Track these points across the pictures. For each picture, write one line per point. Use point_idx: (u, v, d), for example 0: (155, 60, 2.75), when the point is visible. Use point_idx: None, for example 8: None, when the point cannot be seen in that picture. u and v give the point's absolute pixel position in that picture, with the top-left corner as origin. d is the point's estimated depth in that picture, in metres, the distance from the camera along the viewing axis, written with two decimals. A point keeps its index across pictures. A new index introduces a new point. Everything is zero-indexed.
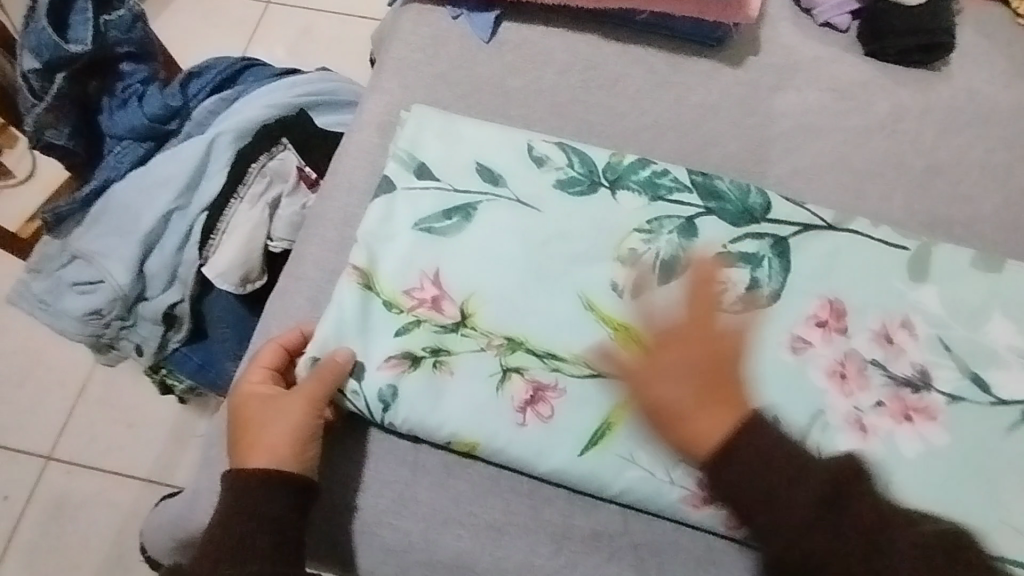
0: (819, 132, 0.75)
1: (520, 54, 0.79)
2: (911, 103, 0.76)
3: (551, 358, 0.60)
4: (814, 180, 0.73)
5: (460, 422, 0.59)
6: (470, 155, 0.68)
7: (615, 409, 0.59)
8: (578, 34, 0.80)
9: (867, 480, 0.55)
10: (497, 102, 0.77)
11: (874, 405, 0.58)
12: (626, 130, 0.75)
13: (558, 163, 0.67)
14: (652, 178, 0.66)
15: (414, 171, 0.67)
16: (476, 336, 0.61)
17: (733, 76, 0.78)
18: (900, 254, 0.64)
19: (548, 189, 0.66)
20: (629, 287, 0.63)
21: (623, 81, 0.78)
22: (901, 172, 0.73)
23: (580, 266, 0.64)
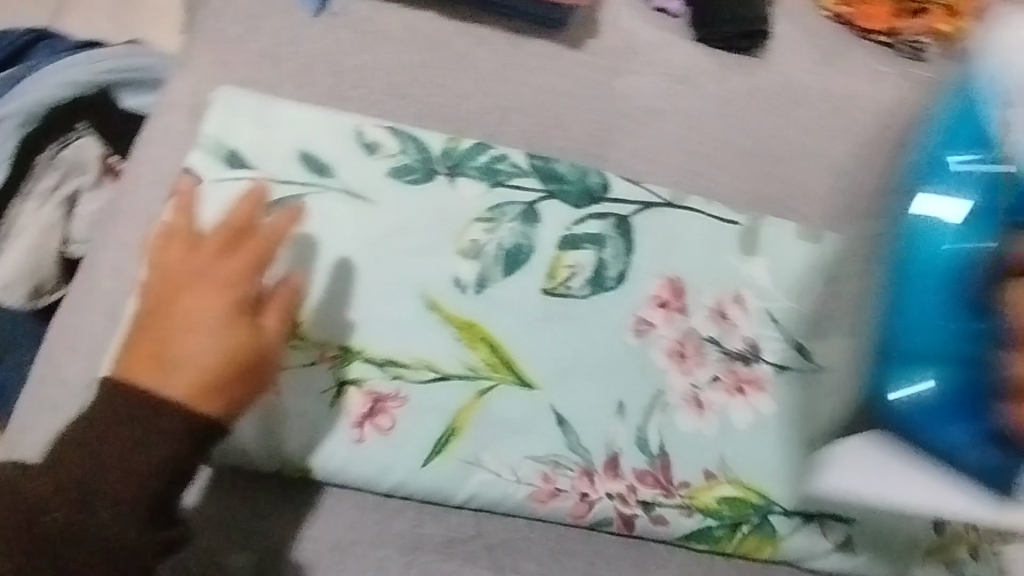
0: (657, 114, 0.77)
1: (355, 30, 0.73)
2: (736, 87, 0.80)
3: (391, 366, 0.58)
4: (654, 162, 0.74)
5: (297, 444, 0.56)
6: (293, 142, 0.62)
7: (461, 413, 0.57)
8: (416, 10, 0.76)
9: (701, 456, 0.58)
10: (331, 81, 0.71)
11: (710, 381, 0.60)
12: (469, 115, 0.73)
13: (391, 150, 0.63)
14: (491, 164, 0.64)
15: (225, 163, 0.60)
16: (307, 349, 0.57)
17: (575, 59, 0.78)
18: (733, 229, 0.67)
19: (381, 177, 0.62)
20: (473, 281, 0.60)
21: (466, 60, 0.75)
22: (729, 152, 0.77)
23: (421, 260, 0.60)
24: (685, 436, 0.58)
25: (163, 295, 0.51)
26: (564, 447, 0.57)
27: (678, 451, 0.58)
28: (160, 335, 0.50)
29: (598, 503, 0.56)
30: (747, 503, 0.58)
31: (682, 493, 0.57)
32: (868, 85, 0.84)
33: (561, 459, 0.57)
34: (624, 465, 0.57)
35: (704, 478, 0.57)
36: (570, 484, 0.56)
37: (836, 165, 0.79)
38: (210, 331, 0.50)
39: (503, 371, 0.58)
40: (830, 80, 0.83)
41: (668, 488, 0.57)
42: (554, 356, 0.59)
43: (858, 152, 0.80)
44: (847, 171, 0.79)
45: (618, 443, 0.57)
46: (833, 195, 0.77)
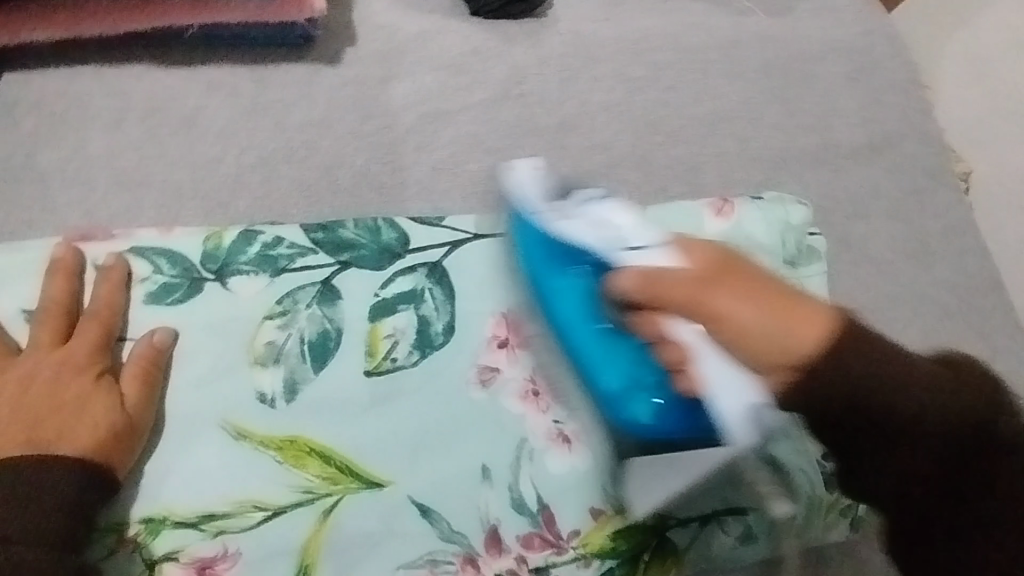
0: (448, 116, 0.68)
1: (49, 113, 0.60)
2: (527, 60, 0.72)
3: (210, 520, 0.48)
4: (459, 173, 0.66)
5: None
6: (13, 306, 0.52)
7: (309, 545, 0.48)
8: (126, 67, 0.63)
9: (582, 495, 0.53)
10: (40, 183, 0.58)
11: (572, 410, 0.55)
12: (228, 179, 0.61)
13: (140, 274, 0.53)
14: (265, 252, 0.55)
15: None
16: (99, 538, 0.47)
17: (336, 75, 0.67)
18: None
19: (137, 308, 0.52)
20: (282, 391, 0.52)
21: (206, 112, 0.63)
22: (538, 136, 0.70)
23: (209, 386, 0.51)
24: (559, 480, 0.53)
25: (28, 378, 0.47)
26: (436, 540, 0.50)
27: (557, 497, 0.53)
28: (38, 413, 0.46)
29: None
30: (643, 529, 0.53)
31: (574, 545, 0.52)
32: (663, 19, 0.78)
33: (437, 554, 0.50)
34: (506, 537, 0.51)
35: (591, 519, 0.52)
36: None
37: (652, 117, 0.73)
38: (98, 390, 0.48)
39: (344, 478, 0.51)
40: (623, 25, 0.76)
41: (558, 543, 0.52)
42: (396, 440, 0.52)
43: (669, 96, 0.74)
44: (664, 120, 0.73)
45: (493, 514, 0.51)
46: (656, 152, 0.72)
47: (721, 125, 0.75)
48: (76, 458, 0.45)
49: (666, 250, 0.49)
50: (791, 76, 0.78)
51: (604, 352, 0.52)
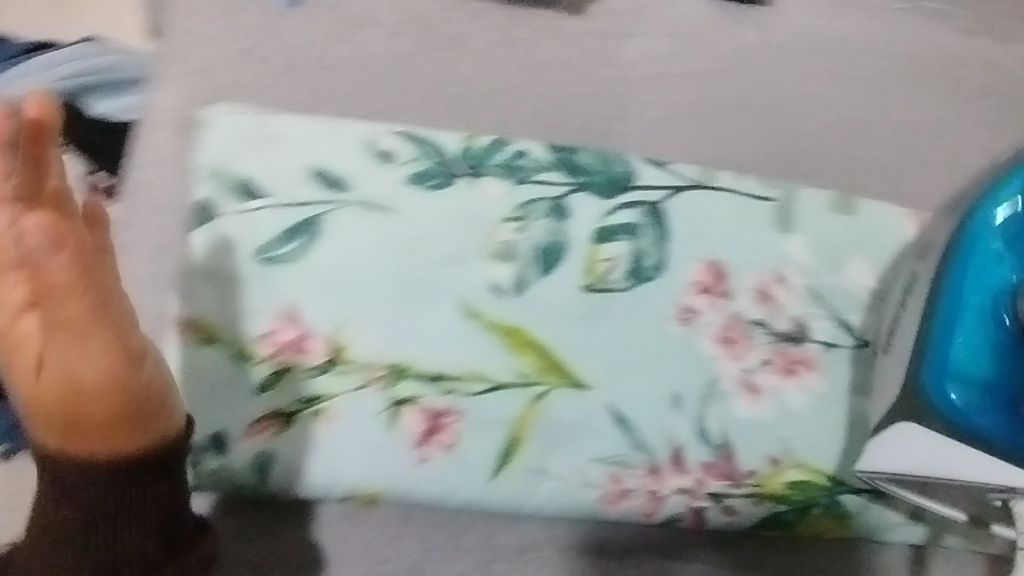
0: (674, 80, 0.73)
1: (337, 17, 0.66)
2: (752, 41, 0.76)
3: (443, 379, 0.55)
4: (676, 133, 0.71)
5: (356, 474, 0.52)
6: (301, 160, 0.59)
7: (520, 421, 0.55)
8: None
9: (763, 442, 0.57)
10: (321, 73, 0.64)
11: (759, 364, 0.59)
12: (477, 98, 0.67)
13: (407, 157, 0.61)
14: (511, 162, 0.63)
15: (235, 193, 0.57)
16: (352, 373, 0.54)
17: (580, 26, 0.71)
18: (766, 205, 0.64)
19: (401, 185, 0.60)
20: (511, 284, 0.58)
21: (465, 38, 0.68)
22: (750, 114, 0.74)
23: (452, 268, 0.58)
24: (743, 423, 0.57)
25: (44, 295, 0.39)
26: (627, 446, 0.56)
27: (739, 437, 0.57)
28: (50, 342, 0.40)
29: (662, 501, 0.55)
30: (816, 486, 0.57)
31: (749, 481, 0.56)
32: (883, 26, 0.79)
33: (627, 459, 0.55)
34: (689, 460, 0.56)
35: (768, 465, 0.57)
36: (638, 482, 0.55)
37: (861, 117, 0.75)
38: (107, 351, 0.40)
39: (554, 373, 0.57)
40: (846, 24, 0.79)
41: (736, 478, 0.56)
42: (603, 352, 0.58)
43: (881, 100, 0.76)
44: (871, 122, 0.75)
45: (680, 437, 0.56)
46: (860, 151, 0.74)
47: (925, 136, 0.76)
48: (101, 387, 0.40)
49: None
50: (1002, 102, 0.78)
51: (971, 324, 0.53)
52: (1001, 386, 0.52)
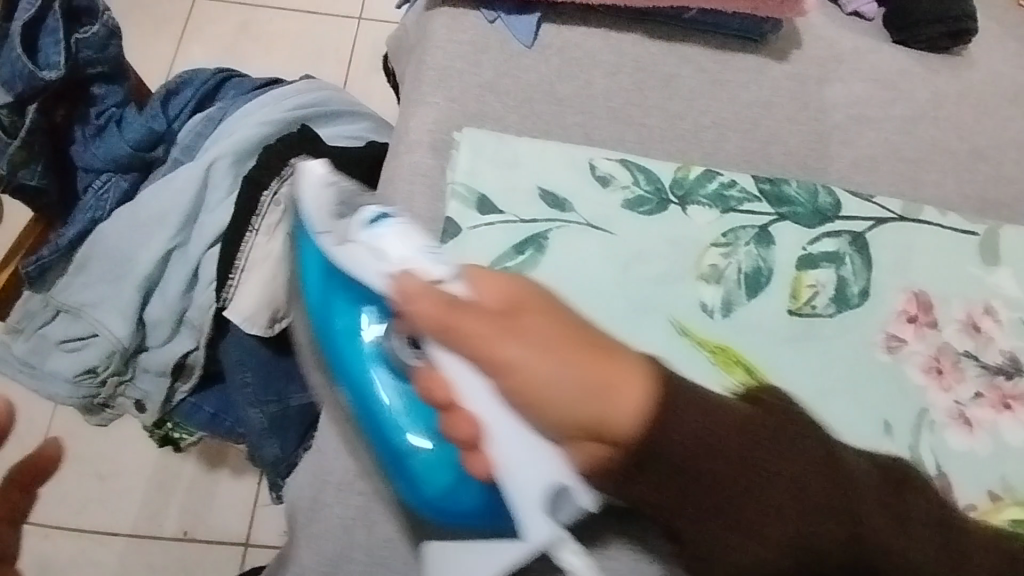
0: (872, 122, 0.77)
1: (567, 58, 0.75)
2: (947, 89, 0.79)
3: None
4: (876, 171, 0.74)
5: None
6: (533, 181, 0.67)
7: None
8: (623, 34, 0.77)
9: (986, 477, 0.58)
10: (553, 109, 0.73)
11: (972, 397, 0.61)
12: (689, 133, 0.74)
13: (623, 181, 0.68)
14: (721, 191, 0.68)
15: (477, 207, 0.65)
16: None
17: (782, 70, 0.78)
18: (972, 240, 0.69)
19: (618, 208, 0.67)
20: (719, 305, 0.63)
21: (675, 82, 0.76)
22: (948, 157, 0.76)
23: (664, 285, 0.63)
24: (958, 455, 0.59)
25: None
26: None
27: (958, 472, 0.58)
28: None
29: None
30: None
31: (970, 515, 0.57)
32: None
33: None
34: None
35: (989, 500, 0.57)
36: None
37: None
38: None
39: None
40: None
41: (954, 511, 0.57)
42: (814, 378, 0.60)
43: None
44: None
45: None
46: None
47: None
48: None
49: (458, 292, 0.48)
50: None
51: (374, 410, 0.51)
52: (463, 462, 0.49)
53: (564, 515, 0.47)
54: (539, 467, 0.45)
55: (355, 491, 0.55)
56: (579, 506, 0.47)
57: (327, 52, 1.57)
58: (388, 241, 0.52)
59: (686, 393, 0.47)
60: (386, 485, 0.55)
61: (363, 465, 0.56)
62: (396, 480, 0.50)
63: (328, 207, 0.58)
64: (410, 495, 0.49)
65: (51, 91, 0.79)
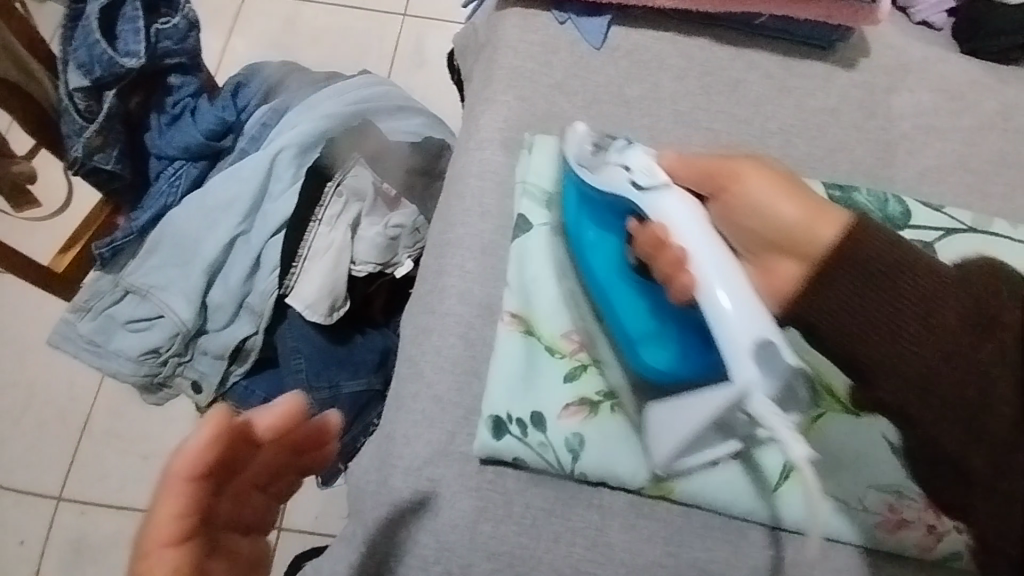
0: (941, 133, 0.76)
1: (634, 61, 0.76)
2: (1018, 101, 0.78)
3: None
4: (941, 182, 0.74)
5: (654, 466, 0.56)
6: None
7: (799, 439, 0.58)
8: (692, 38, 0.77)
9: None
10: (619, 112, 0.74)
11: None
12: (755, 139, 0.74)
13: None
14: None
15: (550, 203, 0.66)
16: None
17: (850, 78, 0.77)
18: None
19: None
20: None
21: (744, 89, 0.76)
22: (1017, 169, 0.75)
23: None
24: None
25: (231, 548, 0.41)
26: (905, 478, 0.57)
27: None
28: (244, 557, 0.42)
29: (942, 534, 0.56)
30: None
31: None
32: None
33: (907, 490, 0.57)
34: None
35: None
36: (917, 515, 0.56)
37: None
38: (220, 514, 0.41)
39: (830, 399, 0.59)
40: None
41: None
42: None
43: None
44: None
45: None
46: None
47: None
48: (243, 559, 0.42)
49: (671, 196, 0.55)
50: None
51: (628, 301, 0.57)
52: (658, 329, 0.55)
53: (776, 372, 0.47)
54: (731, 312, 0.49)
55: (423, 476, 0.56)
56: (784, 364, 0.47)
57: (376, 49, 1.59)
58: (644, 161, 0.58)
59: (795, 219, 0.55)
60: (453, 471, 0.56)
61: (431, 451, 0.57)
62: (626, 356, 0.57)
63: (586, 151, 0.63)
64: (631, 358, 0.56)
65: (131, 79, 0.82)
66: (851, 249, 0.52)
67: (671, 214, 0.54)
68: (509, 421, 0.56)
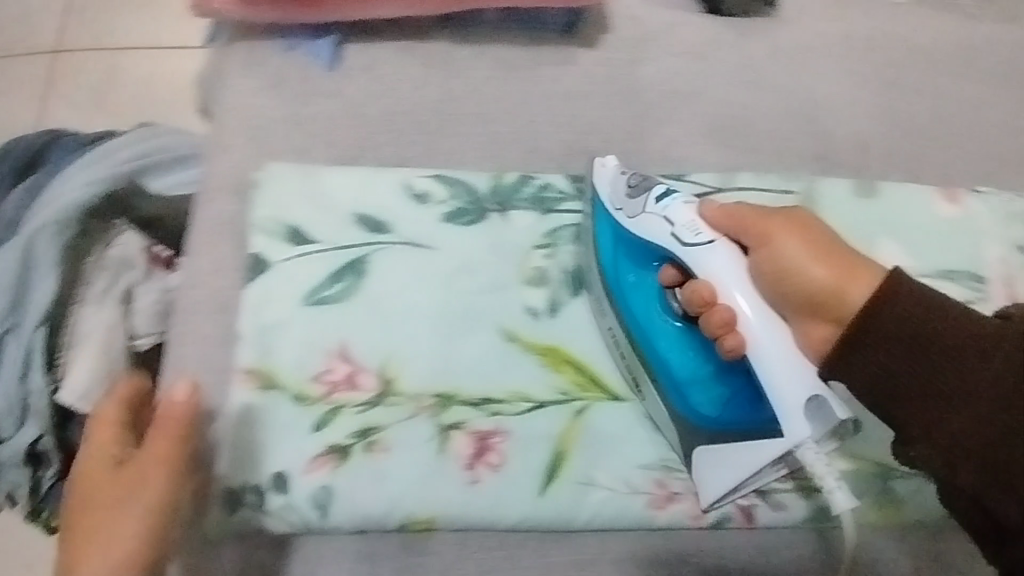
0: (686, 97, 0.77)
1: (372, 77, 0.72)
2: (757, 52, 0.80)
3: (489, 404, 0.58)
4: (692, 147, 0.74)
5: (411, 499, 0.55)
6: (346, 206, 0.63)
7: (564, 437, 0.58)
8: (426, 43, 0.74)
9: None
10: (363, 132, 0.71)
11: None
12: (503, 138, 0.72)
13: (442, 195, 0.65)
14: (539, 191, 0.66)
15: (286, 238, 0.61)
16: (403, 403, 0.57)
17: (593, 57, 0.76)
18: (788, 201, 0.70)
19: (438, 224, 0.64)
20: (546, 307, 0.63)
21: (490, 87, 0.74)
22: (763, 120, 0.77)
23: (489, 297, 0.62)
24: None
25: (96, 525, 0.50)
26: (668, 451, 0.59)
27: None
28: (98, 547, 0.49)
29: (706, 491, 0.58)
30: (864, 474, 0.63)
31: (794, 473, 0.60)
32: (881, 34, 0.83)
33: (669, 462, 0.59)
34: None
35: None
36: (683, 486, 0.59)
37: (867, 114, 0.80)
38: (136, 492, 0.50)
39: (592, 389, 0.61)
40: (844, 25, 0.83)
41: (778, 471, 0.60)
42: None
43: (882, 96, 0.81)
44: (875, 137, 0.79)
45: None
46: (868, 145, 0.78)
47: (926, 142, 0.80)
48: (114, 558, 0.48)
49: (721, 251, 0.54)
50: (994, 104, 0.82)
51: (675, 343, 0.58)
52: (709, 366, 0.57)
53: (826, 421, 0.52)
54: (783, 368, 0.52)
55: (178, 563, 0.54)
56: (835, 416, 0.51)
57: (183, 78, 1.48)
58: (689, 208, 0.56)
59: (822, 280, 0.53)
60: (207, 554, 0.54)
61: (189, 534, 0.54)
62: (669, 406, 0.58)
63: (623, 192, 0.59)
64: (679, 402, 0.57)
65: None
66: (876, 314, 0.49)
67: (717, 265, 0.54)
68: (245, 491, 0.54)
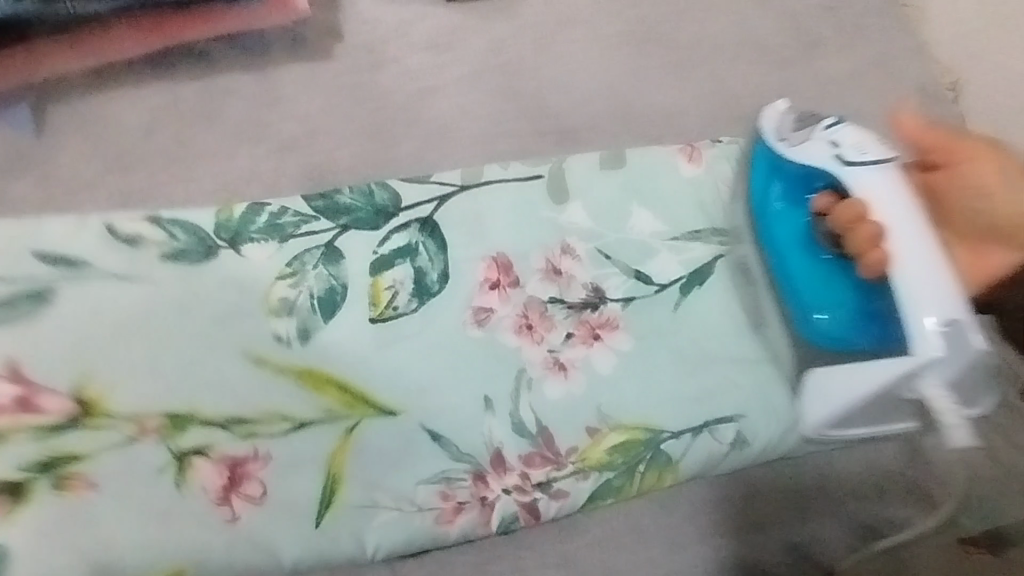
0: (435, 92, 0.74)
1: (83, 134, 0.66)
2: (505, 32, 0.77)
3: (239, 425, 0.56)
4: (448, 143, 0.72)
5: (157, 549, 0.51)
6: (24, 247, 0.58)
7: (334, 457, 0.56)
8: (180, 92, 0.69)
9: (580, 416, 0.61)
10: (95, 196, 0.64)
11: (564, 340, 0.64)
12: (243, 171, 0.67)
13: (158, 237, 0.61)
14: (273, 221, 0.63)
15: None
16: (109, 427, 0.53)
17: (330, 69, 0.73)
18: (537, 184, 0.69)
19: (157, 263, 0.60)
20: (297, 333, 0.60)
21: (252, 131, 0.69)
22: (518, 101, 0.75)
23: (228, 321, 0.59)
24: (557, 403, 0.61)
25: None
26: (448, 461, 0.58)
27: (556, 421, 0.61)
28: None
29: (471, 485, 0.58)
30: (637, 442, 0.61)
31: (573, 459, 0.60)
32: None
33: (451, 472, 0.58)
34: (510, 457, 0.59)
35: (588, 436, 0.61)
36: (468, 493, 0.58)
37: (628, 72, 0.78)
38: None
39: (360, 406, 0.58)
40: None
41: (558, 459, 0.60)
42: (403, 377, 0.60)
43: (643, 49, 0.79)
44: (636, 95, 0.77)
45: (496, 438, 0.59)
46: (635, 100, 0.77)
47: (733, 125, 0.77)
48: None
49: (881, 171, 0.61)
50: (777, 59, 0.80)
51: (811, 268, 0.66)
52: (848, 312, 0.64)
53: (957, 349, 0.56)
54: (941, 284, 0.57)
55: None
56: (970, 344, 0.56)
57: None
58: (852, 138, 0.63)
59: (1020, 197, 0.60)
60: None
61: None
62: (810, 334, 0.64)
63: (788, 129, 0.69)
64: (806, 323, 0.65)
65: None
66: None
67: (876, 189, 0.61)
68: None
